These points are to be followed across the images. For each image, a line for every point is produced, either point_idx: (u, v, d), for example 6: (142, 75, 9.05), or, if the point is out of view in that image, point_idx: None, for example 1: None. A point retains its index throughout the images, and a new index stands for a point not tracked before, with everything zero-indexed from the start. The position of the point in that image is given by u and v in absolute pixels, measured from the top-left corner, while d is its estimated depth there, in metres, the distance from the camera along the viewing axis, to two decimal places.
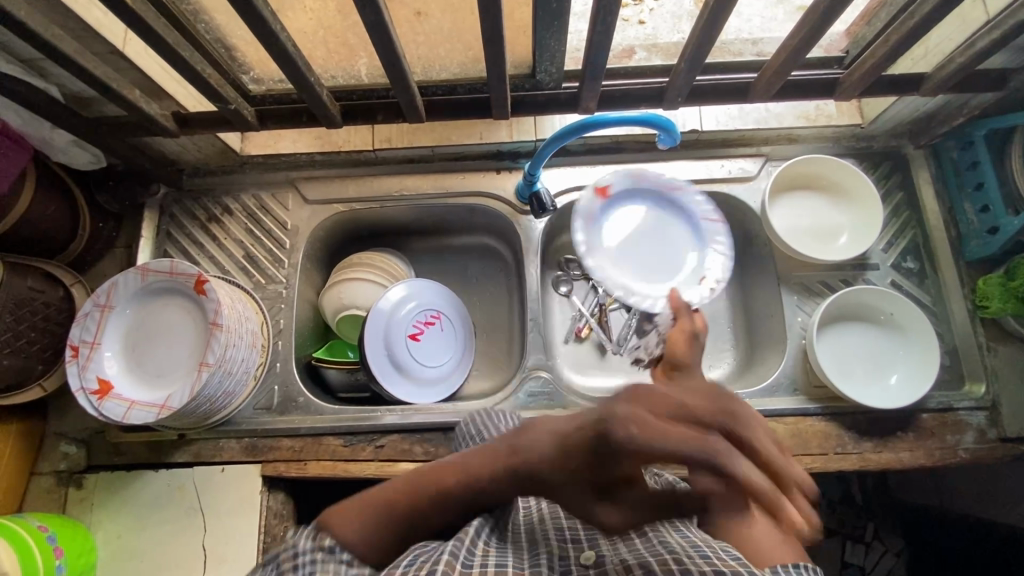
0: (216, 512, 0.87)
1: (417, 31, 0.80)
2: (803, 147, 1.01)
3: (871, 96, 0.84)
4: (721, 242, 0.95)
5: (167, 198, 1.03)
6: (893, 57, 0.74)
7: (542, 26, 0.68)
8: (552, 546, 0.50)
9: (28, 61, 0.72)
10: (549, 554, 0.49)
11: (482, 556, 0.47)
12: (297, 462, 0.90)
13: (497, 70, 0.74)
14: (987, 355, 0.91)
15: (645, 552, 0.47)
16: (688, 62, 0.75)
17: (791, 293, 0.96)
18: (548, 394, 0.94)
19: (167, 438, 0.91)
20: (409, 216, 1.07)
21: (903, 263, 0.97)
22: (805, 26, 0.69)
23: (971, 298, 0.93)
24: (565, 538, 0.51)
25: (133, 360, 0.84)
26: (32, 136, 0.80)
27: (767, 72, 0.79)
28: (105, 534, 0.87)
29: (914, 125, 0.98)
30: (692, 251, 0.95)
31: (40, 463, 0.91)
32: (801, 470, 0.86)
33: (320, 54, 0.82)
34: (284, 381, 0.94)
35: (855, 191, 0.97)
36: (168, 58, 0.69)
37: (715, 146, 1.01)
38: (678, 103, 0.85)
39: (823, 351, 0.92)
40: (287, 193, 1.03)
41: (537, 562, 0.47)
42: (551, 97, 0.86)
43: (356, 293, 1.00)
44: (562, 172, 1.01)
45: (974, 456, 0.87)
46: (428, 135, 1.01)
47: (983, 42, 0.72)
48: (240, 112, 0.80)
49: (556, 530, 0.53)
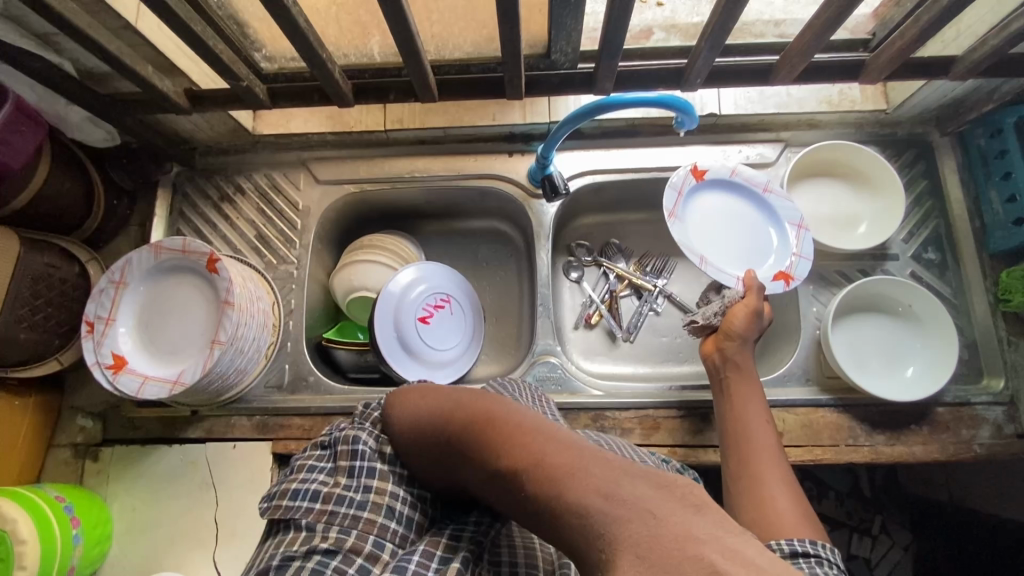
0: (227, 487, 0.89)
1: (431, 8, 0.78)
2: (824, 132, 0.99)
3: (898, 79, 0.81)
4: (799, 247, 0.91)
5: (180, 176, 1.03)
6: (923, 39, 0.71)
7: (559, 3, 0.66)
8: None
9: (43, 35, 0.72)
10: None
11: None
12: (307, 440, 0.91)
13: (511, 49, 0.72)
14: (1007, 349, 0.89)
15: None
16: (709, 42, 0.72)
17: (807, 283, 0.95)
18: (556, 379, 0.93)
19: (181, 415, 0.93)
20: (420, 199, 1.06)
21: (924, 254, 0.94)
22: (830, 5, 0.66)
23: (993, 290, 0.91)
24: None
25: (146, 336, 0.84)
26: (48, 112, 0.80)
27: (790, 53, 0.76)
28: (120, 506, 0.89)
29: (941, 110, 0.94)
30: (771, 231, 0.93)
31: (57, 435, 0.93)
32: (811, 461, 0.85)
33: (332, 31, 0.81)
34: (294, 360, 0.95)
35: (876, 179, 0.95)
36: (181, 35, 0.68)
37: (733, 131, 0.98)
38: (697, 85, 0.83)
39: (838, 342, 0.91)
40: (299, 172, 1.03)
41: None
42: (565, 78, 0.84)
43: (366, 275, 1.00)
44: (575, 156, 1.00)
45: (990, 451, 0.85)
46: (441, 116, 1.00)
47: (1019, 24, 0.69)
48: (251, 89, 0.80)
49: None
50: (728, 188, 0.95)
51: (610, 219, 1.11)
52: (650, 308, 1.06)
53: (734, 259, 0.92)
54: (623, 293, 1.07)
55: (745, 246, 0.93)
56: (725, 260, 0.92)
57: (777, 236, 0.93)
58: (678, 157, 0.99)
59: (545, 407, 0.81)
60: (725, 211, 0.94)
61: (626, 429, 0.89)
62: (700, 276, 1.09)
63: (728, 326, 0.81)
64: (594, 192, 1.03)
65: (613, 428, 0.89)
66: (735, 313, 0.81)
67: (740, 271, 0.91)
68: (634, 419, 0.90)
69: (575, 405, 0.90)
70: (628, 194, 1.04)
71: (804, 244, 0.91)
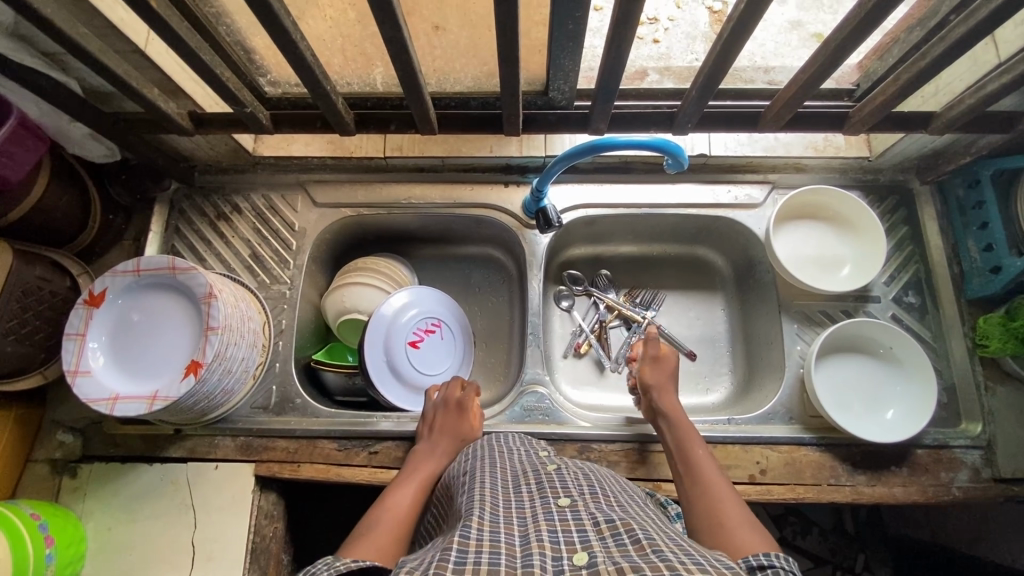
0: (206, 509, 0.88)
1: (434, 44, 0.81)
2: (810, 176, 1.02)
3: (880, 131, 0.84)
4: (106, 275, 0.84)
5: (177, 193, 1.04)
6: (904, 95, 0.75)
7: (557, 46, 0.69)
8: (543, 545, 0.48)
9: (51, 55, 0.74)
10: (540, 552, 0.47)
11: (474, 554, 0.46)
12: (291, 464, 0.90)
13: (511, 87, 0.75)
14: (984, 394, 0.91)
15: (636, 555, 0.45)
16: (700, 89, 0.76)
17: (791, 322, 0.97)
18: (544, 409, 0.93)
19: (163, 433, 0.92)
20: (416, 224, 1.08)
21: (904, 297, 0.97)
22: (817, 60, 0.70)
23: (971, 335, 0.93)
24: (557, 539, 0.49)
25: (120, 354, 0.82)
26: (50, 127, 0.81)
27: (779, 102, 0.79)
28: (95, 524, 0.87)
29: (921, 160, 0.98)
30: (140, 312, 0.84)
31: (35, 449, 0.91)
32: (793, 500, 0.86)
33: (337, 61, 0.83)
34: (282, 381, 0.95)
35: (859, 224, 0.98)
36: (190, 62, 0.70)
37: (722, 172, 1.01)
38: (688, 129, 0.86)
39: (821, 380, 0.92)
40: (296, 194, 1.04)
41: (463, 557, 0.45)
42: (562, 116, 0.87)
43: (358, 297, 1.00)
44: (569, 189, 1.02)
45: (967, 495, 0.86)
46: (439, 145, 1.03)
47: (994, 85, 0.72)
48: (255, 115, 0.81)
49: (488, 549, 0.47)
50: (119, 318, 0.84)
51: (601, 251, 1.13)
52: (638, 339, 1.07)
53: (149, 327, 0.84)
54: (612, 323, 1.09)
55: (165, 341, 0.83)
56: (163, 332, 0.83)
57: (116, 316, 0.84)
58: (668, 195, 1.01)
59: (527, 440, 0.81)
60: (152, 323, 0.84)
61: (611, 462, 0.90)
62: (688, 311, 1.11)
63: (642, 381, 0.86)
64: (586, 225, 1.05)
65: (599, 460, 0.89)
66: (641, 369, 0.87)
67: (159, 314, 0.84)
68: (619, 453, 0.90)
69: (562, 436, 0.91)
70: (619, 228, 1.07)
71: (179, 287, 0.83)
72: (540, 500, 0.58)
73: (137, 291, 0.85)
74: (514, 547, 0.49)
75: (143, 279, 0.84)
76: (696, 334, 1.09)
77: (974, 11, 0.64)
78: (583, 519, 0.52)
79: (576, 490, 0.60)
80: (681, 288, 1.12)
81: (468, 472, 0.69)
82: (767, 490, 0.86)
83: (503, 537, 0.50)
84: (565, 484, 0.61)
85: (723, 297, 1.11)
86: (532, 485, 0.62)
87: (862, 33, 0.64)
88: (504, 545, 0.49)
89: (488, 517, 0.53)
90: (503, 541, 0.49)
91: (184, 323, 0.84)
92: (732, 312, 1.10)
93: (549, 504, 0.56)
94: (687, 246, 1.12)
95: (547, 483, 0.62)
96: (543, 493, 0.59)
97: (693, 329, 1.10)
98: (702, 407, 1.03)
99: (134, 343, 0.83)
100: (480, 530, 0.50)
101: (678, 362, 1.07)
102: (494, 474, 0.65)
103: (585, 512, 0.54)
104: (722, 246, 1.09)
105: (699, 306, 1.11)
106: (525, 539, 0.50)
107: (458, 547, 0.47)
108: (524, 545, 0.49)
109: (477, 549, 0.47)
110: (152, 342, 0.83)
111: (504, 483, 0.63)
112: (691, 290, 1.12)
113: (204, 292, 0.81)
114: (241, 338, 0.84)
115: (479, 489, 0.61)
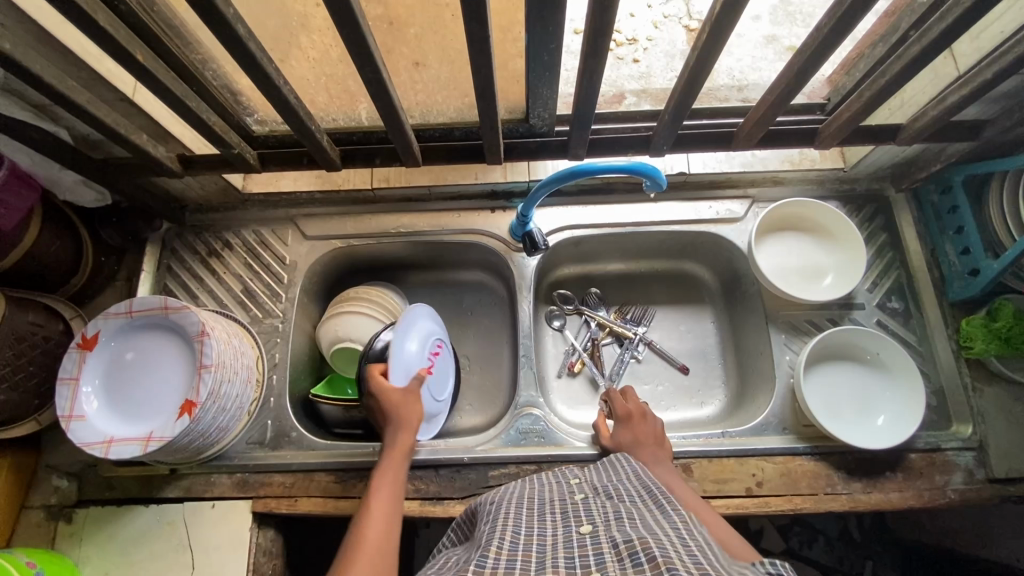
0: (204, 548, 0.87)
1: (415, 79, 0.84)
2: (788, 189, 1.05)
3: (850, 144, 0.87)
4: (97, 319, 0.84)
5: (169, 233, 1.05)
6: (869, 109, 0.77)
7: (534, 77, 0.71)
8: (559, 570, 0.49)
9: (41, 106, 0.75)
10: None
11: None
12: (288, 499, 0.90)
13: (490, 118, 0.77)
14: (973, 395, 0.92)
15: None
16: (673, 111, 0.78)
17: (779, 332, 0.98)
18: (539, 432, 0.94)
19: (159, 473, 0.91)
20: (406, 252, 1.09)
21: (888, 303, 0.99)
22: (783, 79, 0.73)
23: (955, 338, 0.95)
24: (574, 565, 0.50)
25: (113, 396, 0.82)
26: (41, 176, 0.83)
27: (750, 122, 0.82)
28: (91, 570, 0.87)
29: (895, 169, 1.01)
30: (132, 354, 0.85)
31: (31, 496, 0.91)
32: (791, 511, 0.86)
33: (321, 99, 0.85)
34: (277, 416, 0.95)
35: (839, 234, 1.00)
36: (176, 109, 0.72)
37: (703, 188, 1.04)
38: (664, 150, 0.88)
39: (811, 389, 0.93)
40: (286, 228, 1.05)
41: None
42: (542, 143, 0.89)
43: (350, 327, 1.01)
44: (554, 212, 1.04)
45: (963, 497, 0.87)
46: (425, 174, 1.05)
47: (955, 97, 0.75)
48: (242, 155, 0.83)
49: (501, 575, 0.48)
50: (112, 361, 0.84)
51: (589, 270, 1.14)
52: (631, 356, 1.08)
53: (141, 368, 0.84)
54: (604, 341, 1.10)
55: (159, 382, 0.84)
56: (156, 373, 0.84)
57: (108, 358, 0.84)
58: (653, 213, 1.03)
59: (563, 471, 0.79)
60: (145, 364, 0.84)
61: None
62: (679, 325, 1.12)
63: (629, 414, 0.91)
64: (573, 245, 1.07)
65: None
66: (627, 402, 0.93)
67: (152, 355, 0.85)
68: None
69: (558, 458, 0.91)
70: (605, 246, 1.09)
71: (173, 326, 0.84)
72: (564, 530, 0.58)
73: (127, 333, 0.85)
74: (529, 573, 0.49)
75: (136, 320, 0.85)
76: (688, 348, 1.10)
77: (927, 29, 0.67)
78: (602, 542, 0.52)
79: (601, 517, 0.59)
80: (670, 303, 1.13)
81: (496, 501, 0.69)
82: (764, 502, 0.86)
83: (519, 563, 0.51)
84: (590, 513, 0.61)
85: (712, 310, 1.12)
86: (556, 515, 0.62)
87: (824, 53, 0.67)
88: (519, 569, 0.49)
89: (506, 544, 0.54)
90: (518, 565, 0.50)
91: (177, 363, 0.84)
92: (721, 324, 1.11)
93: (571, 533, 0.57)
94: (674, 262, 1.13)
95: (572, 514, 0.61)
96: (567, 523, 0.59)
97: (685, 343, 1.11)
98: (697, 420, 1.04)
99: (126, 385, 0.83)
100: (496, 555, 0.51)
101: (672, 377, 1.08)
102: (523, 504, 0.66)
103: (604, 536, 0.54)
104: (707, 260, 1.11)
105: (690, 320, 1.12)
106: (542, 565, 0.50)
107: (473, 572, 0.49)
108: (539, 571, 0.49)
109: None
110: (146, 383, 0.83)
111: (532, 511, 0.64)
112: (680, 304, 1.13)
113: (197, 331, 0.82)
114: (235, 376, 0.85)
115: (502, 518, 0.61)
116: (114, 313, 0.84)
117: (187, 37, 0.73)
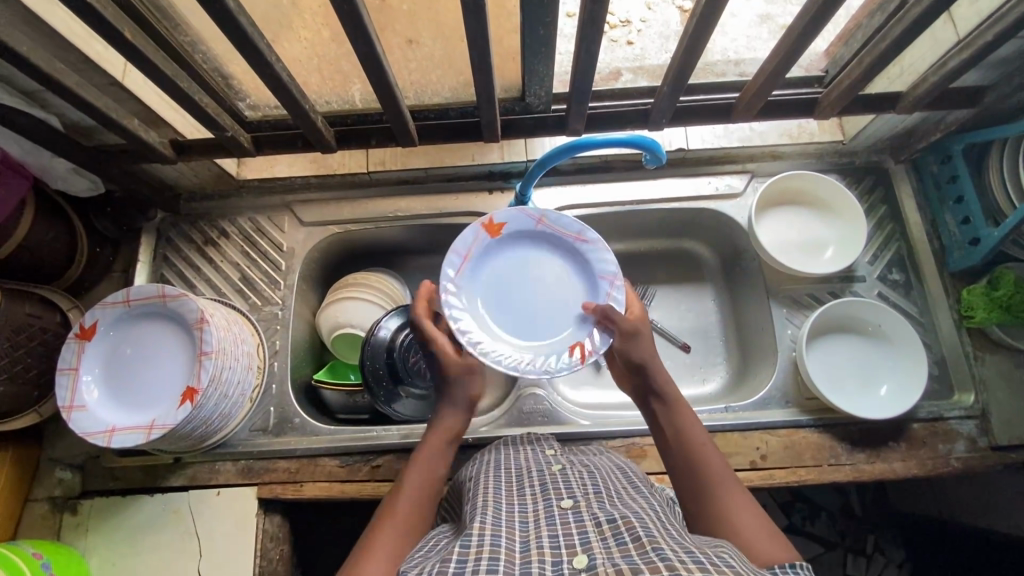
0: (211, 535, 0.87)
1: (408, 57, 0.83)
2: (787, 163, 1.04)
3: (849, 114, 0.86)
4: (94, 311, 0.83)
5: (164, 222, 1.04)
6: (868, 78, 0.77)
7: (529, 52, 0.70)
8: (543, 551, 0.49)
9: (29, 93, 0.74)
10: (540, 559, 0.48)
11: (473, 561, 0.47)
12: (294, 484, 0.90)
13: (486, 95, 0.76)
14: (974, 364, 0.92)
15: (635, 555, 0.45)
16: (671, 85, 0.77)
17: (780, 306, 0.98)
18: (543, 411, 0.94)
19: (163, 462, 0.91)
20: (403, 236, 1.08)
21: (889, 275, 0.99)
22: (781, 49, 0.72)
23: (957, 308, 0.95)
24: (558, 544, 0.50)
25: (113, 386, 0.82)
26: (32, 165, 0.81)
27: (748, 93, 0.81)
28: (98, 560, 0.87)
29: (894, 140, 1.00)
30: (131, 345, 0.84)
31: (35, 488, 0.91)
32: (796, 483, 0.86)
33: (313, 80, 0.84)
34: (279, 402, 0.95)
35: (839, 207, 0.99)
36: (168, 91, 0.71)
37: (701, 165, 1.03)
38: (663, 124, 0.87)
39: (813, 362, 0.94)
40: (283, 215, 1.04)
41: (462, 565, 0.47)
42: (539, 121, 0.88)
43: (350, 313, 1.01)
44: (552, 192, 1.03)
45: (966, 465, 0.87)
46: (423, 157, 1.04)
47: (955, 62, 0.74)
48: (236, 139, 0.82)
49: (488, 556, 0.48)
50: (111, 352, 0.84)
51: None
52: None
53: (141, 358, 0.84)
54: None
55: (159, 372, 0.83)
56: (156, 362, 0.83)
57: (106, 350, 0.83)
58: (651, 191, 1.03)
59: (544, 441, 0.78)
60: (144, 354, 0.84)
61: None
62: (680, 303, 1.12)
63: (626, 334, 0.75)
64: None
65: None
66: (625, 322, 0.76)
67: (151, 344, 0.84)
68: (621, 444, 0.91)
69: (562, 436, 0.91)
70: (604, 226, 1.08)
71: (171, 314, 0.84)
72: (543, 503, 0.58)
73: (126, 324, 0.85)
74: (515, 553, 0.49)
75: (133, 310, 0.84)
76: (689, 326, 1.10)
77: None
78: (585, 520, 0.53)
79: (580, 491, 0.60)
80: (670, 281, 1.13)
81: (474, 476, 0.69)
82: (769, 475, 0.87)
83: (504, 541, 0.51)
84: (568, 485, 0.61)
85: (713, 288, 1.12)
86: (536, 487, 0.62)
87: (822, 20, 0.66)
88: (504, 550, 0.49)
89: (490, 520, 0.54)
90: (502, 545, 0.50)
91: (177, 351, 0.84)
92: (722, 301, 1.11)
93: (551, 507, 0.57)
94: (674, 240, 1.13)
95: (551, 485, 0.62)
96: (546, 496, 0.59)
97: (686, 321, 1.11)
98: (700, 397, 1.04)
99: (126, 376, 0.82)
100: (483, 534, 0.51)
101: (674, 355, 1.07)
102: (500, 477, 0.66)
103: (587, 513, 0.54)
104: (706, 237, 1.10)
105: (690, 299, 1.12)
106: (526, 545, 0.50)
107: (458, 556, 0.48)
108: (525, 551, 0.49)
109: (476, 557, 0.47)
110: (145, 372, 0.83)
111: (510, 484, 0.64)
112: (680, 282, 1.13)
113: (195, 318, 0.81)
114: (236, 361, 0.84)
115: (483, 494, 0.61)
116: (111, 303, 0.83)
117: (175, 18, 0.71)
